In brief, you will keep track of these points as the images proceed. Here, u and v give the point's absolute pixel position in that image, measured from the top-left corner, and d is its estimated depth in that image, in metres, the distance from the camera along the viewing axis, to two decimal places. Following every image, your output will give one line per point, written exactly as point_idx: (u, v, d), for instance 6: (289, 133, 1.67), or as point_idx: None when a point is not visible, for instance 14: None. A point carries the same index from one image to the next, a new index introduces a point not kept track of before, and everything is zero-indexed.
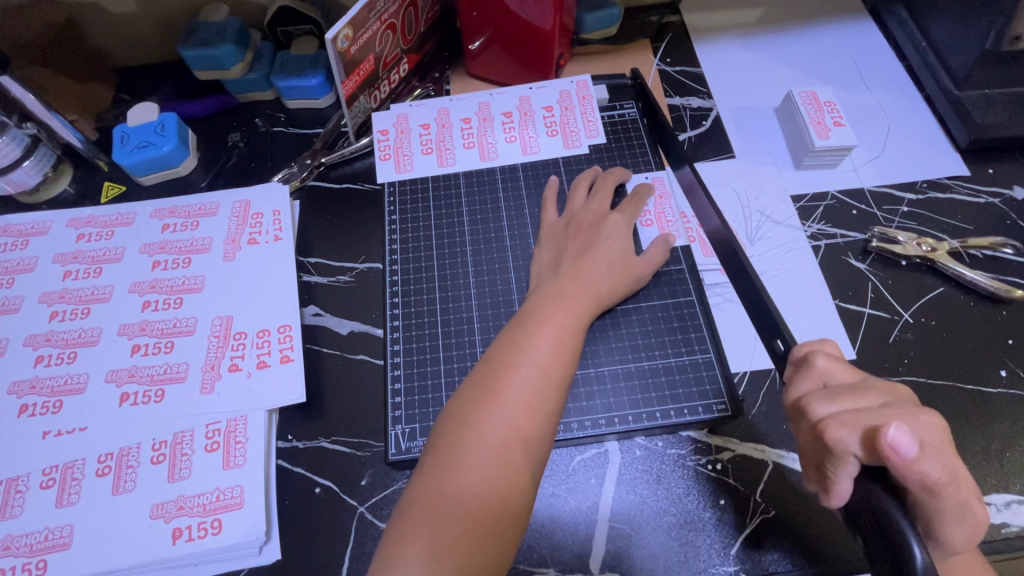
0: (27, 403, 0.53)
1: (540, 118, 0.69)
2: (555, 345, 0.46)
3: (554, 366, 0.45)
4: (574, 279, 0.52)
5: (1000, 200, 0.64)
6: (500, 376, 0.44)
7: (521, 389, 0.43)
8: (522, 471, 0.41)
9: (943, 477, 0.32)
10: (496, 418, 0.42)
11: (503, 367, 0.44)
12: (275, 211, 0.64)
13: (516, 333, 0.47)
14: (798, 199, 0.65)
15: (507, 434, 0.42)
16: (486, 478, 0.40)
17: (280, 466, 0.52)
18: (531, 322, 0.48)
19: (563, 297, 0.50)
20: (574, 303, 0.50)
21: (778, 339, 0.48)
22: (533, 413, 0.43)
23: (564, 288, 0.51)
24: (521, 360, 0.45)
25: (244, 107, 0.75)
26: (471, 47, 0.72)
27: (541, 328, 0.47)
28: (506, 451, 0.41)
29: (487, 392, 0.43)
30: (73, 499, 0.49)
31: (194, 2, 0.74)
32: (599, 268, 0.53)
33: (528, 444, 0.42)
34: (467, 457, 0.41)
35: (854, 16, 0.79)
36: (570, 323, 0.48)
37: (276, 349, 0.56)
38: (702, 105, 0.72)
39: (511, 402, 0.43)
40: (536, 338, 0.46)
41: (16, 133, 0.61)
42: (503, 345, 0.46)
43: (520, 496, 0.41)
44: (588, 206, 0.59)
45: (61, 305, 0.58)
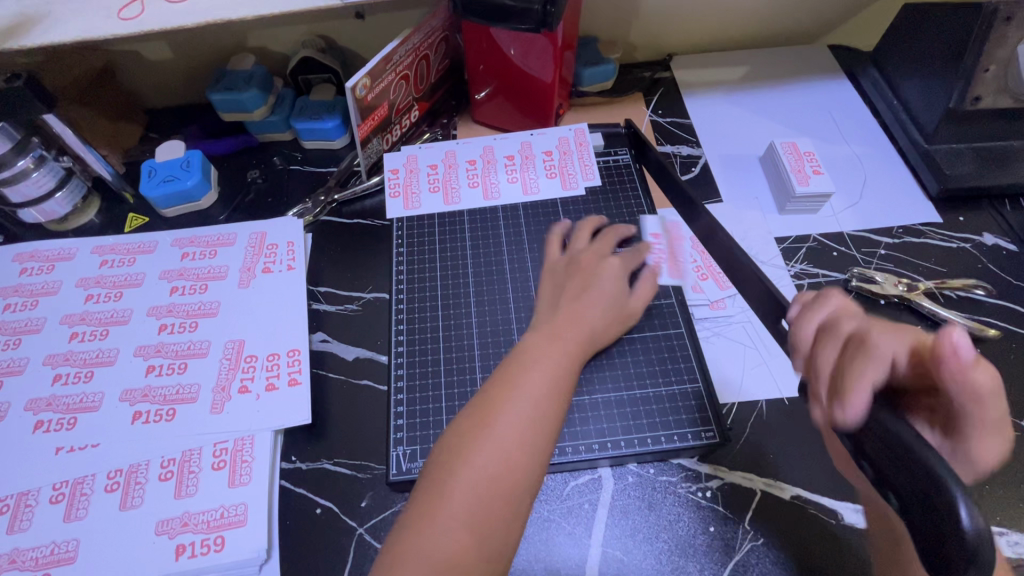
0: (43, 419, 0.55)
1: (541, 162, 0.73)
2: (549, 381, 0.47)
3: (548, 400, 0.46)
4: (572, 316, 0.53)
5: (970, 245, 0.68)
6: (494, 407, 0.45)
7: (511, 420, 0.44)
8: (509, 505, 0.42)
9: (987, 387, 0.33)
10: (486, 450, 0.43)
11: (496, 399, 0.46)
12: (289, 243, 0.68)
13: (512, 367, 0.48)
14: (782, 240, 0.69)
15: (497, 467, 0.42)
16: (472, 510, 0.41)
17: (283, 486, 0.54)
18: (526, 357, 0.49)
19: (561, 335, 0.51)
20: (570, 341, 0.51)
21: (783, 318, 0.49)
22: (524, 447, 0.44)
23: (561, 326, 0.52)
24: (516, 394, 0.46)
25: (264, 147, 0.80)
26: (478, 96, 0.78)
27: (535, 364, 0.48)
28: (494, 483, 0.42)
29: (480, 422, 0.44)
30: (81, 514, 0.50)
31: (224, 52, 0.80)
32: (595, 309, 0.55)
33: (517, 477, 0.43)
34: (455, 487, 0.41)
35: (831, 75, 0.85)
36: (566, 360, 0.50)
37: (284, 373, 0.58)
38: (691, 153, 0.77)
39: (501, 435, 0.43)
40: (531, 373, 0.48)
41: (52, 166, 0.66)
42: (498, 379, 0.48)
43: (504, 530, 0.41)
44: (589, 248, 0.61)
45: (81, 327, 0.61)
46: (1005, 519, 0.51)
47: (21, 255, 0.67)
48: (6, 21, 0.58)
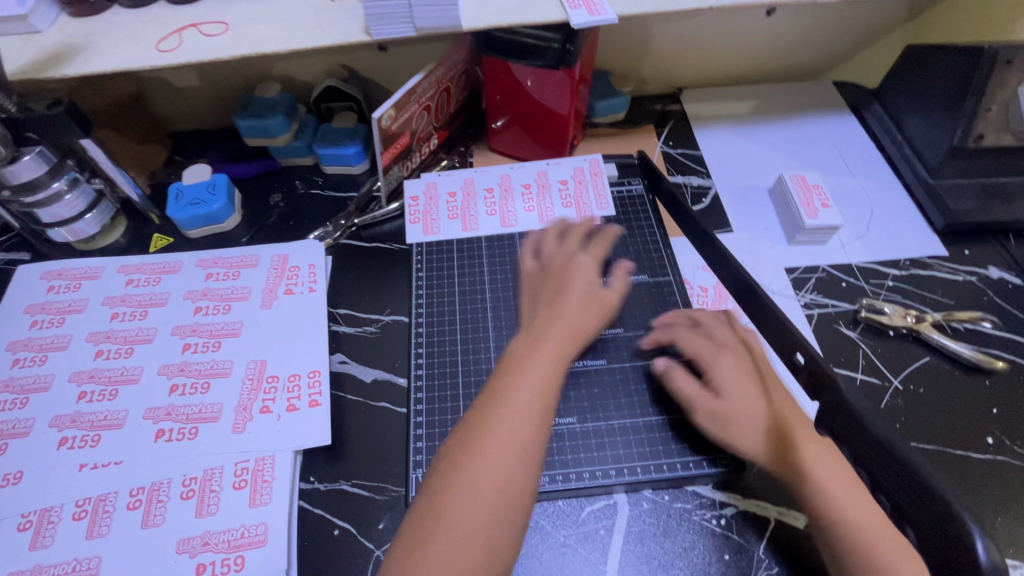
0: (67, 436, 0.56)
1: (556, 191, 0.76)
2: (542, 386, 0.47)
3: (537, 413, 0.45)
4: (546, 321, 0.53)
5: (976, 278, 0.69)
6: (489, 419, 0.45)
7: (506, 436, 0.44)
8: (512, 514, 0.42)
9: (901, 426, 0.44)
10: (487, 462, 0.43)
11: (489, 408, 0.45)
12: (311, 265, 0.69)
13: (502, 375, 0.48)
14: (791, 270, 0.70)
15: (498, 480, 0.42)
16: (479, 524, 0.41)
17: (301, 507, 0.54)
18: (517, 365, 0.48)
19: (542, 338, 0.51)
20: (552, 344, 0.50)
21: (798, 352, 0.51)
22: (522, 457, 0.44)
23: (539, 330, 0.52)
24: (512, 404, 0.45)
25: (286, 171, 0.83)
26: (494, 125, 0.80)
27: (527, 371, 0.47)
28: (497, 494, 0.42)
29: (478, 435, 0.44)
30: (103, 531, 0.51)
31: (251, 80, 0.83)
32: (572, 308, 0.54)
33: (518, 486, 0.43)
34: (459, 502, 0.41)
35: (837, 111, 0.88)
36: (552, 363, 0.49)
37: (305, 394, 0.59)
38: (702, 184, 0.79)
39: (501, 446, 0.43)
40: (522, 381, 0.47)
41: (85, 188, 0.68)
42: (491, 389, 0.47)
43: (503, 546, 0.42)
44: (560, 249, 0.62)
45: (107, 345, 0.62)
46: (1018, 552, 0.52)
47: (49, 273, 0.68)
48: (50, 51, 0.60)
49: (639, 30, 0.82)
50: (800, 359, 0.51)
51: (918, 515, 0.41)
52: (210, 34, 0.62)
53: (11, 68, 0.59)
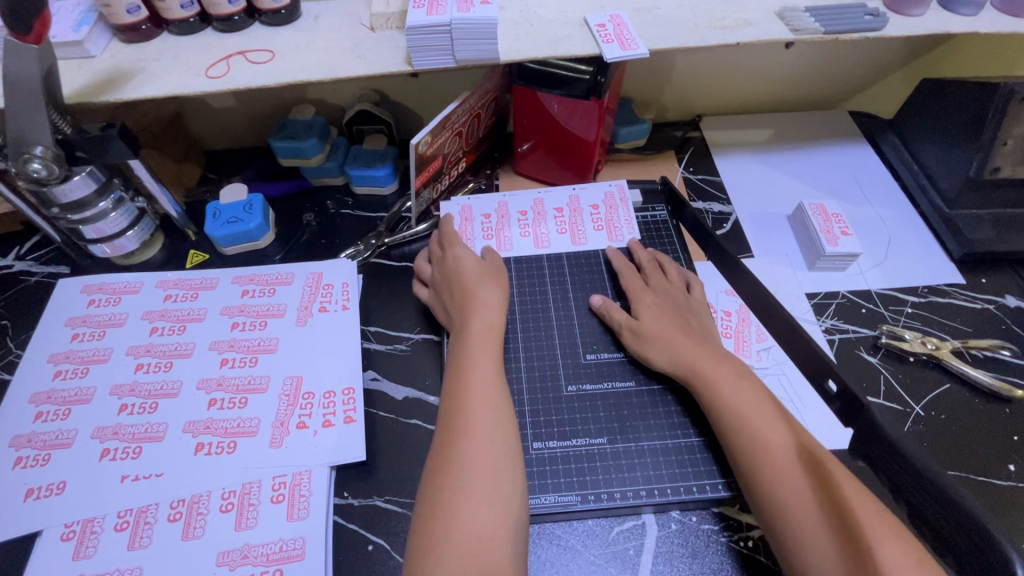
0: (109, 447, 0.57)
1: (588, 215, 0.78)
2: (490, 378, 0.54)
3: (495, 394, 0.53)
4: (465, 316, 0.61)
5: (994, 306, 0.71)
6: (461, 417, 0.50)
7: (483, 417, 0.51)
8: (512, 489, 0.47)
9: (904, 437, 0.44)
10: (468, 451, 0.48)
11: (458, 406, 0.51)
12: (344, 283, 0.71)
13: (457, 376, 0.54)
14: (812, 296, 0.72)
15: (486, 466, 0.48)
16: (486, 507, 0.45)
17: (336, 522, 0.56)
18: (463, 364, 0.55)
19: (472, 334, 0.59)
20: (485, 338, 0.58)
21: (828, 381, 0.51)
22: (499, 441, 0.50)
23: (463, 325, 0.60)
24: (471, 398, 0.52)
25: (317, 190, 0.85)
26: (520, 149, 0.83)
27: (474, 370, 0.54)
28: (494, 478, 0.47)
29: (455, 431, 0.49)
30: (144, 542, 0.52)
31: (285, 102, 0.86)
32: (487, 299, 0.63)
33: (505, 467, 0.48)
34: (463, 492, 0.46)
35: (852, 140, 0.90)
36: (490, 352, 0.57)
37: (340, 410, 0.60)
38: (722, 210, 0.81)
39: (479, 435, 0.49)
40: (473, 377, 0.54)
41: (128, 206, 0.70)
42: (450, 393, 0.53)
43: (515, 509, 0.47)
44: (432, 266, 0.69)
45: (146, 358, 0.64)
46: None
47: (89, 287, 0.70)
48: (104, 76, 0.63)
49: (662, 61, 0.84)
50: (832, 386, 0.51)
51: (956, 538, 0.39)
52: (256, 62, 0.64)
53: (67, 93, 0.61)
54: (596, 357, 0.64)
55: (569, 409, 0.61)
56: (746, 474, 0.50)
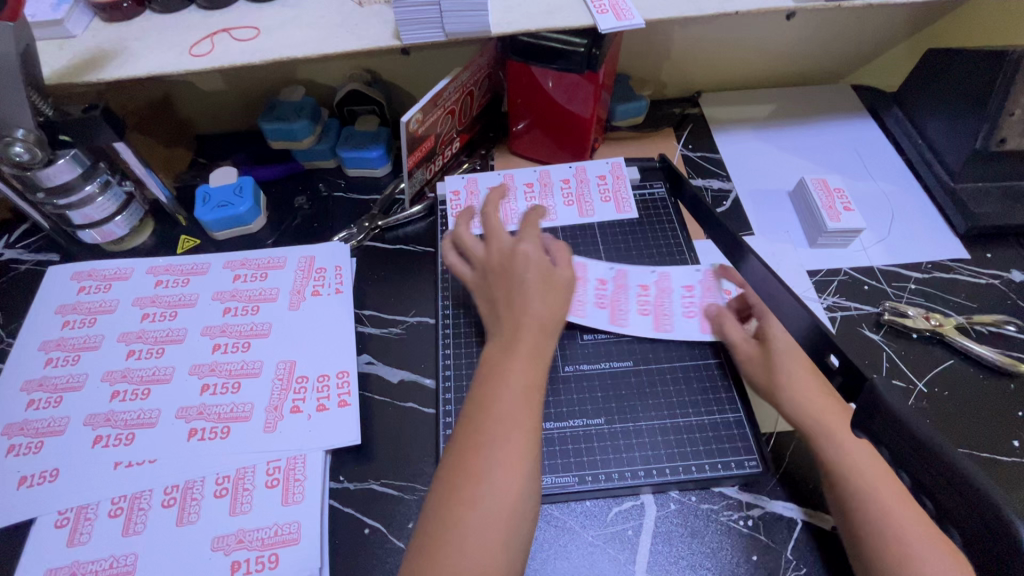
0: (101, 434, 0.57)
1: (679, 298, 0.66)
2: (524, 401, 0.45)
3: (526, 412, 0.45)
4: (514, 324, 0.50)
5: (999, 281, 0.70)
6: (479, 448, 0.43)
7: (507, 439, 0.43)
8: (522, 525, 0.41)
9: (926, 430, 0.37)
10: (478, 493, 0.41)
11: (479, 434, 0.43)
12: (337, 266, 0.70)
13: (484, 392, 0.46)
14: (813, 273, 0.71)
15: (496, 513, 0.41)
16: (491, 548, 0.39)
17: (331, 506, 0.55)
18: (494, 378, 0.46)
19: (514, 342, 0.48)
20: (531, 349, 0.48)
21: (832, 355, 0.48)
22: (518, 484, 0.42)
23: (510, 330, 0.49)
24: (495, 426, 0.43)
25: (309, 173, 0.83)
26: (516, 128, 0.81)
27: (509, 387, 0.45)
28: (500, 529, 0.40)
29: (472, 456, 0.42)
30: (139, 528, 0.52)
31: (275, 83, 0.84)
32: (534, 305, 0.51)
33: (516, 516, 0.41)
34: (460, 542, 0.39)
35: (855, 115, 0.88)
36: (532, 367, 0.48)
37: (334, 394, 0.59)
38: (722, 187, 0.80)
39: (494, 475, 0.42)
40: (504, 398, 0.45)
41: (116, 190, 0.69)
42: (476, 405, 0.45)
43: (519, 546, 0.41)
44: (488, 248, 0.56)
45: (138, 344, 0.63)
46: None
47: (79, 274, 0.69)
48: (87, 56, 0.61)
49: (660, 34, 0.82)
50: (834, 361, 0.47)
51: (963, 513, 0.33)
52: (242, 38, 0.63)
53: (48, 74, 0.60)
54: (594, 337, 0.63)
55: (567, 390, 0.60)
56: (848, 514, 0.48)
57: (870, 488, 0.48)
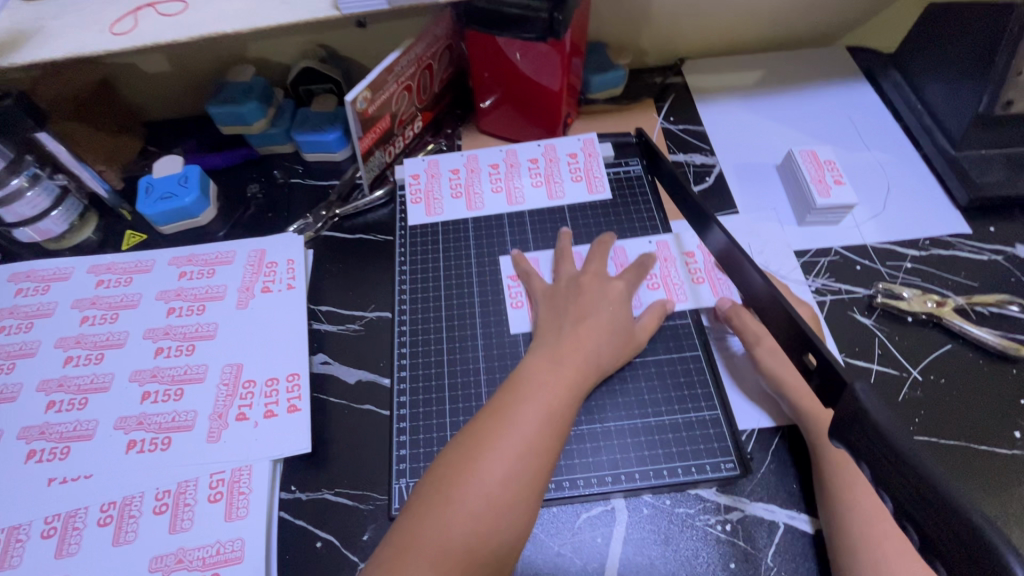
0: (35, 449, 0.53)
1: (683, 266, 0.63)
2: (549, 409, 0.47)
3: (549, 421, 0.46)
4: (575, 345, 0.52)
5: (1002, 257, 0.64)
6: (482, 443, 0.44)
7: (519, 436, 0.44)
8: (513, 522, 0.42)
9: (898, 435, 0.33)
10: (467, 491, 0.42)
11: (486, 431, 0.45)
12: (289, 260, 0.65)
13: (507, 398, 0.48)
14: (801, 254, 0.66)
15: (480, 506, 0.41)
16: (471, 531, 0.41)
17: (281, 518, 0.52)
18: (520, 388, 0.48)
19: (559, 361, 0.50)
20: (572, 370, 0.50)
21: (810, 353, 0.40)
22: (507, 483, 0.42)
23: (557, 346, 0.52)
24: (505, 428, 0.45)
25: (264, 159, 0.78)
26: (483, 104, 0.75)
27: (536, 395, 0.47)
28: (476, 522, 0.41)
29: (479, 446, 0.44)
30: (73, 549, 0.48)
31: (224, 63, 0.78)
32: (599, 337, 0.53)
33: (499, 515, 0.42)
34: (442, 529, 0.40)
35: (850, 79, 0.82)
36: (566, 388, 0.49)
37: (283, 399, 0.56)
38: (705, 162, 0.74)
39: (488, 469, 0.43)
40: (523, 405, 0.46)
41: (47, 183, 0.64)
42: (499, 406, 0.47)
43: (503, 542, 0.41)
44: (588, 269, 0.60)
45: (76, 351, 0.59)
46: None
47: (15, 275, 0.65)
48: None
49: None
50: (811, 361, 0.40)
51: (945, 543, 0.29)
52: (168, 13, 0.57)
53: None
54: None
55: None
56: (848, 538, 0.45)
57: (855, 495, 0.47)
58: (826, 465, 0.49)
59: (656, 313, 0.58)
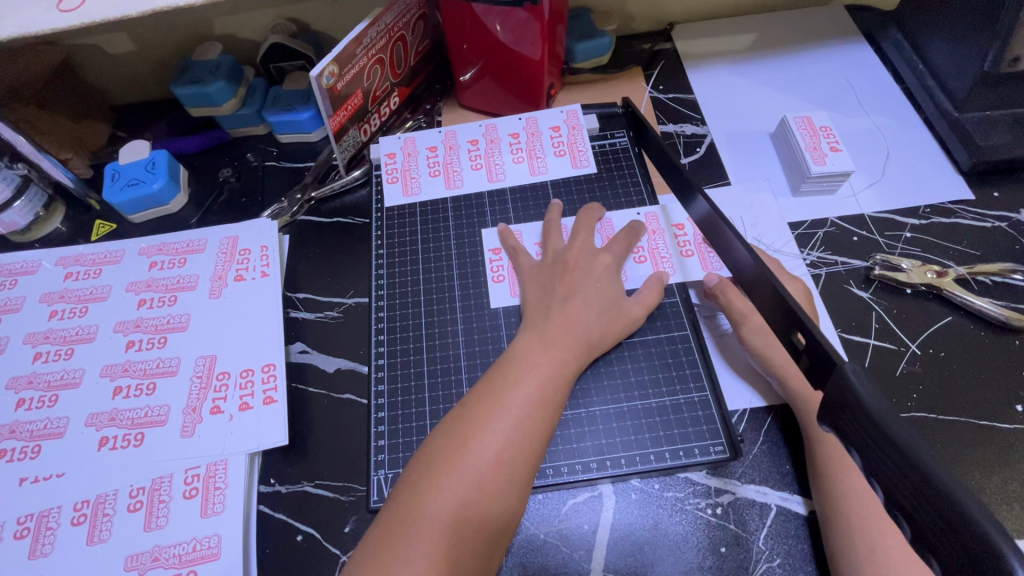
0: (5, 448, 0.52)
1: (673, 237, 0.60)
2: (542, 390, 0.45)
3: (542, 403, 0.44)
4: (564, 325, 0.50)
5: (1006, 224, 0.62)
6: (472, 426, 0.42)
7: (510, 419, 0.42)
8: (504, 508, 0.40)
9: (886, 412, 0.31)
10: (460, 474, 0.39)
11: (475, 415, 0.42)
12: (262, 246, 0.63)
13: (496, 381, 0.45)
14: (796, 225, 0.63)
15: (471, 491, 0.39)
16: (463, 516, 0.38)
17: (261, 511, 0.50)
18: (510, 370, 0.46)
19: (550, 341, 0.48)
20: (564, 352, 0.48)
21: (798, 332, 0.38)
22: (499, 468, 0.40)
23: (547, 326, 0.50)
24: (496, 411, 0.42)
25: (237, 142, 0.75)
26: (462, 78, 0.71)
27: (528, 376, 0.45)
28: (467, 509, 0.38)
29: (469, 429, 0.42)
30: (46, 550, 0.47)
31: (190, 42, 0.75)
32: (589, 315, 0.51)
33: (491, 500, 0.39)
34: (431, 515, 0.38)
35: (849, 40, 0.78)
36: (558, 370, 0.46)
37: (259, 391, 0.54)
38: (696, 132, 0.71)
39: (479, 454, 0.40)
40: (514, 387, 0.44)
41: (7, 173, 0.62)
42: (488, 387, 0.45)
43: (493, 529, 0.39)
44: (575, 244, 0.57)
45: (45, 346, 0.57)
46: None
47: None
48: None
49: None
50: (799, 340, 0.38)
51: (936, 535, 0.27)
52: None
53: None
54: None
55: None
56: (841, 521, 0.44)
57: (851, 474, 0.45)
58: (819, 444, 0.47)
59: (650, 287, 0.55)
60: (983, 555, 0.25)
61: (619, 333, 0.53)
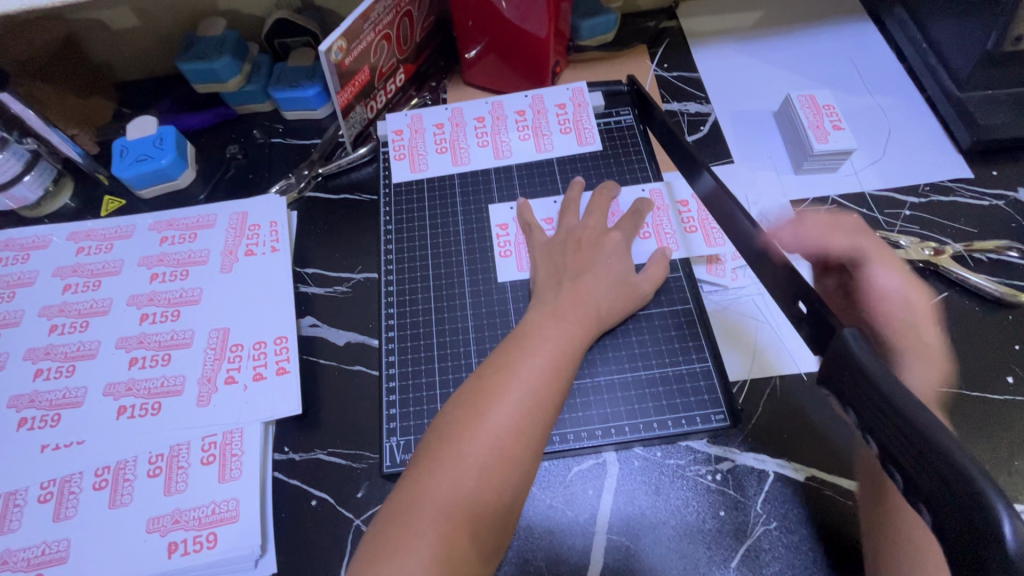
0: (26, 416, 0.53)
1: (677, 214, 0.61)
2: (556, 362, 0.46)
3: (555, 374, 0.45)
4: (574, 299, 0.51)
5: (1003, 202, 0.63)
6: (489, 396, 0.43)
7: (525, 388, 0.44)
8: (520, 474, 0.41)
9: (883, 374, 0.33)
10: (478, 442, 0.41)
11: (493, 386, 0.44)
12: (272, 222, 0.64)
13: (510, 354, 0.46)
14: (798, 203, 0.64)
15: (490, 458, 0.40)
16: (482, 481, 0.40)
17: (276, 477, 0.52)
18: (523, 342, 0.47)
19: (561, 315, 0.49)
20: (574, 325, 0.49)
21: (801, 301, 0.40)
22: (518, 437, 0.42)
23: (556, 300, 0.51)
24: (512, 381, 0.44)
25: (243, 118, 0.75)
26: (468, 55, 0.71)
27: (540, 347, 0.46)
28: (486, 475, 0.40)
29: (486, 397, 0.43)
30: (69, 512, 0.49)
31: (193, 17, 0.74)
32: (597, 290, 0.52)
33: (509, 466, 0.41)
34: (451, 480, 0.39)
35: (853, 19, 0.78)
36: (568, 343, 0.48)
37: (272, 362, 0.56)
38: (700, 110, 0.72)
39: (497, 422, 0.42)
40: (528, 359, 0.46)
41: (15, 148, 0.63)
42: (502, 358, 0.46)
43: (511, 494, 0.41)
44: (585, 222, 0.58)
45: (60, 319, 0.58)
46: None
47: None
48: None
49: None
50: (802, 307, 0.40)
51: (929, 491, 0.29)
52: None
53: None
54: None
55: None
56: None
57: None
58: None
59: (656, 264, 0.56)
60: (976, 510, 0.26)
61: (626, 308, 0.54)
